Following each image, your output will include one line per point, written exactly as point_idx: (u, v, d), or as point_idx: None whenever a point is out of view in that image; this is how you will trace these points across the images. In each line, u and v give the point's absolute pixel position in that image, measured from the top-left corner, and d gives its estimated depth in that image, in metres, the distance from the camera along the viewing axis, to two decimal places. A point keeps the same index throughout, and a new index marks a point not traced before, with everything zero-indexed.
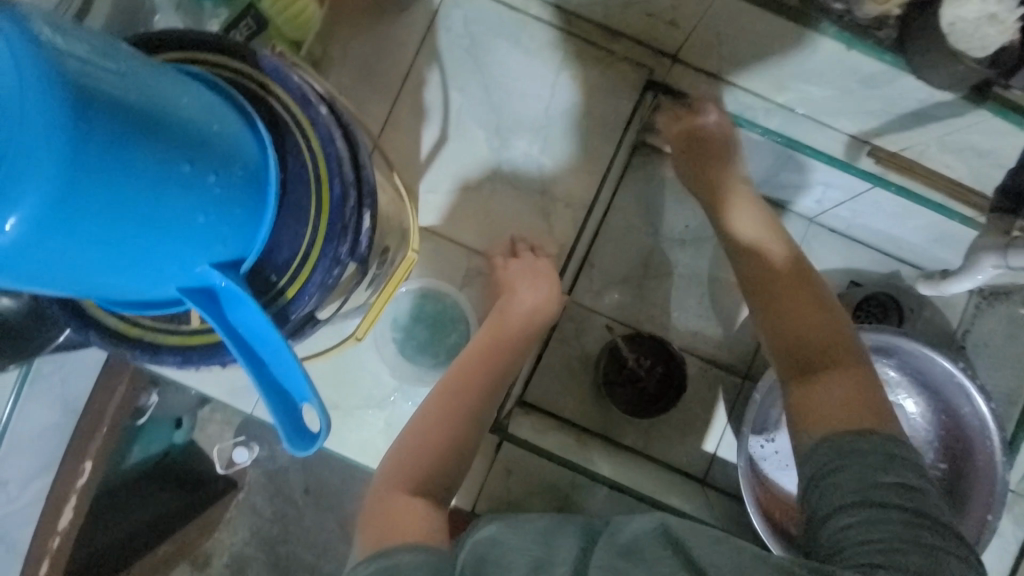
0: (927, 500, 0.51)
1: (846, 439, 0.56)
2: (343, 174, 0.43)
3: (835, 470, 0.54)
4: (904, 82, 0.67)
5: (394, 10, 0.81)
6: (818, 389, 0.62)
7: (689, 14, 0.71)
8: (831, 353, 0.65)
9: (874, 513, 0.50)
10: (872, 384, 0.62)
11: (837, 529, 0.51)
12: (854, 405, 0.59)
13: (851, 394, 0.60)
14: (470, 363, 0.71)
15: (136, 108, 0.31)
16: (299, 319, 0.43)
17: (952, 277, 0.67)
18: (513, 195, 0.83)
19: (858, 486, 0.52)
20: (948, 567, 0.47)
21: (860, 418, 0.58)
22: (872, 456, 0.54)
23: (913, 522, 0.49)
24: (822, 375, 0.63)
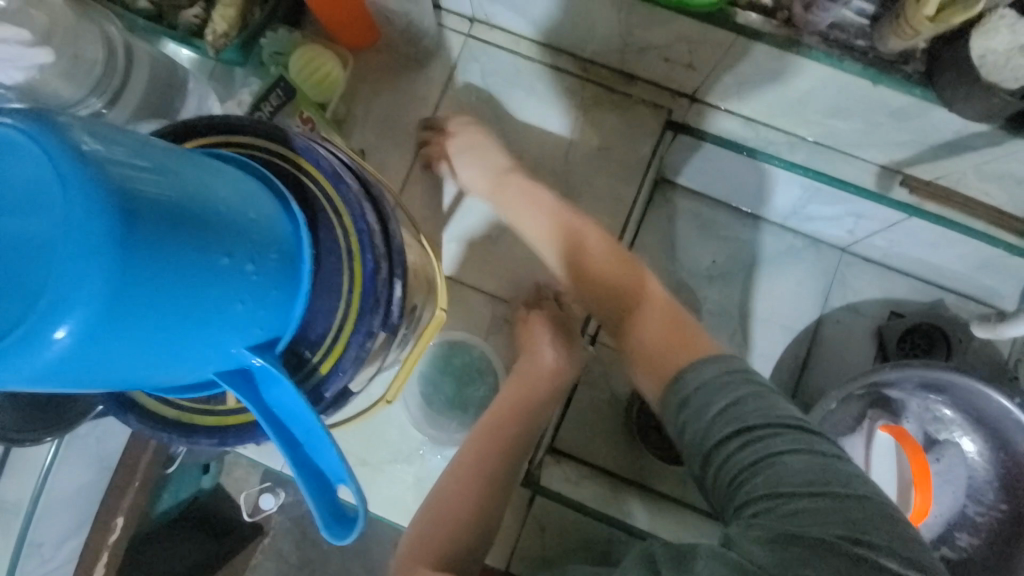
0: (752, 400, 0.50)
1: (674, 388, 0.56)
2: (375, 247, 0.43)
3: (684, 422, 0.53)
4: (938, 115, 0.65)
5: (413, 66, 0.83)
6: (639, 325, 0.74)
7: (706, 58, 0.71)
8: (627, 297, 0.76)
9: (726, 446, 0.48)
10: (669, 312, 0.73)
11: (720, 486, 0.49)
12: (666, 326, 0.72)
13: (658, 319, 0.73)
14: (492, 420, 0.69)
15: (176, 207, 0.31)
16: (333, 395, 0.43)
17: (1009, 321, 0.63)
18: (536, 240, 0.83)
19: (704, 428, 0.50)
20: (809, 464, 0.45)
21: (675, 349, 0.68)
22: (714, 382, 0.53)
23: (764, 435, 0.47)
24: (629, 319, 0.75)
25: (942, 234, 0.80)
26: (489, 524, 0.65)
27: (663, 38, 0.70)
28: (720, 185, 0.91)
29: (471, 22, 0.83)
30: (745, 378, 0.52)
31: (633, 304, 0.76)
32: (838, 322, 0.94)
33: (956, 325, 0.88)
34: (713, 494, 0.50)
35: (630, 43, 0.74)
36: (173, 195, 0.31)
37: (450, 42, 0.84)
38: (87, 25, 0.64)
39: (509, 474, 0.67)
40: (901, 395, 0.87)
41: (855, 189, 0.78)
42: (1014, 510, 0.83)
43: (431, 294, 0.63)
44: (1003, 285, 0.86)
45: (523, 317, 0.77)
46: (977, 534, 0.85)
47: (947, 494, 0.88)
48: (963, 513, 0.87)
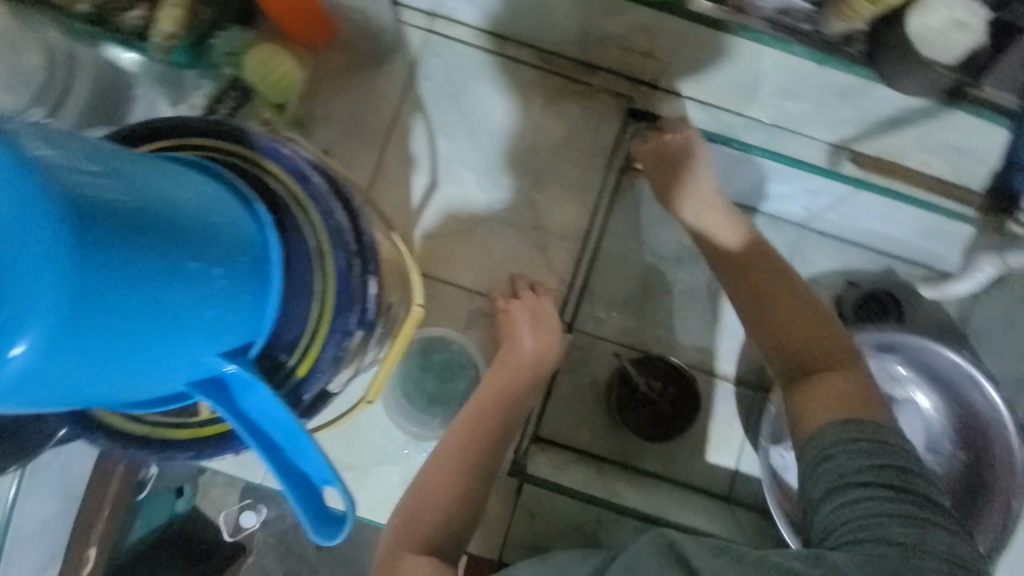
0: (907, 472, 0.51)
1: (827, 429, 0.55)
2: (346, 245, 0.43)
3: (823, 457, 0.54)
4: (877, 91, 0.70)
5: (374, 63, 0.82)
6: (812, 389, 0.60)
7: (663, 46, 0.73)
8: (829, 357, 0.62)
9: (860, 496, 0.49)
10: (863, 385, 0.59)
11: (828, 513, 0.51)
12: (842, 397, 0.58)
13: (841, 388, 0.59)
14: (475, 412, 0.69)
15: (139, 213, 0.30)
16: (312, 397, 0.43)
17: None
18: (509, 232, 0.83)
19: (847, 471, 0.51)
20: (937, 537, 0.47)
21: (857, 411, 0.56)
22: (863, 439, 0.53)
23: (903, 500, 0.49)
24: (819, 376, 0.61)
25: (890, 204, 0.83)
26: (473, 514, 0.65)
27: (621, 27, 0.72)
28: None
29: (430, 17, 0.82)
30: (912, 455, 0.52)
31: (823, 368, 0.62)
32: None
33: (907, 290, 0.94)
34: (820, 520, 0.51)
35: (590, 34, 0.75)
36: (133, 200, 0.30)
37: (410, 37, 0.83)
38: (27, 35, 0.64)
39: (493, 464, 0.67)
40: (860, 358, 0.93)
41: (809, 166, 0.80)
42: (971, 459, 0.89)
43: (407, 290, 0.63)
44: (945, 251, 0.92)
45: (500, 309, 0.77)
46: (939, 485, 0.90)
47: (909, 448, 0.93)
48: (925, 465, 0.92)
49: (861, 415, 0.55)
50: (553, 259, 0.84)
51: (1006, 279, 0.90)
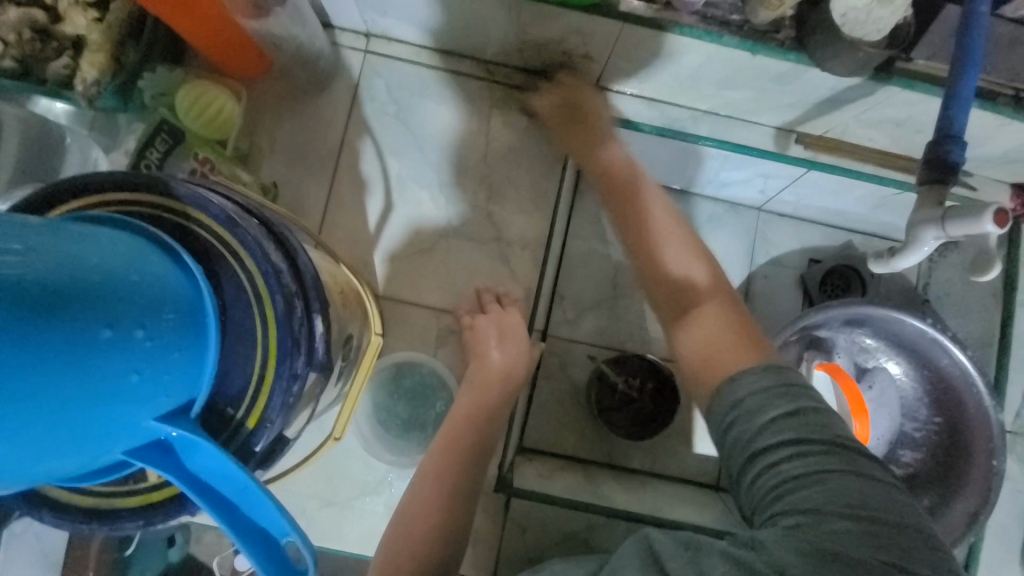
0: (816, 421, 0.50)
1: (715, 399, 0.58)
2: (284, 286, 0.42)
3: (732, 424, 0.54)
4: (811, 75, 0.71)
5: (315, 89, 0.81)
6: (692, 331, 0.67)
7: (600, 47, 0.73)
8: (710, 298, 0.69)
9: (771, 460, 0.49)
10: (739, 318, 0.66)
11: (753, 484, 0.51)
12: (726, 344, 0.63)
13: (719, 329, 0.65)
14: (452, 433, 0.68)
15: (46, 285, 0.29)
16: (266, 448, 0.41)
17: (899, 253, 0.68)
18: (470, 247, 0.82)
19: (754, 435, 0.52)
20: (849, 487, 0.45)
21: (734, 350, 0.61)
22: (756, 397, 0.54)
23: (812, 453, 0.48)
24: (698, 313, 0.68)
25: (840, 181, 0.85)
26: (456, 535, 0.64)
27: (556, 32, 0.72)
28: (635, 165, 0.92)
29: (367, 37, 0.81)
30: (805, 396, 0.52)
31: (700, 306, 0.69)
32: (767, 277, 1.00)
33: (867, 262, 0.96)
34: (746, 493, 0.52)
35: (527, 41, 0.75)
36: (32, 273, 0.29)
37: (348, 60, 0.82)
38: None
39: (472, 483, 0.66)
40: (832, 333, 0.94)
41: (759, 152, 0.82)
42: (947, 421, 0.91)
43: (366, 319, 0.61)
44: (899, 220, 0.94)
45: (468, 326, 0.77)
46: (920, 449, 0.93)
47: (886, 417, 0.95)
48: (903, 432, 0.95)
49: (735, 359, 0.60)
50: (517, 268, 0.83)
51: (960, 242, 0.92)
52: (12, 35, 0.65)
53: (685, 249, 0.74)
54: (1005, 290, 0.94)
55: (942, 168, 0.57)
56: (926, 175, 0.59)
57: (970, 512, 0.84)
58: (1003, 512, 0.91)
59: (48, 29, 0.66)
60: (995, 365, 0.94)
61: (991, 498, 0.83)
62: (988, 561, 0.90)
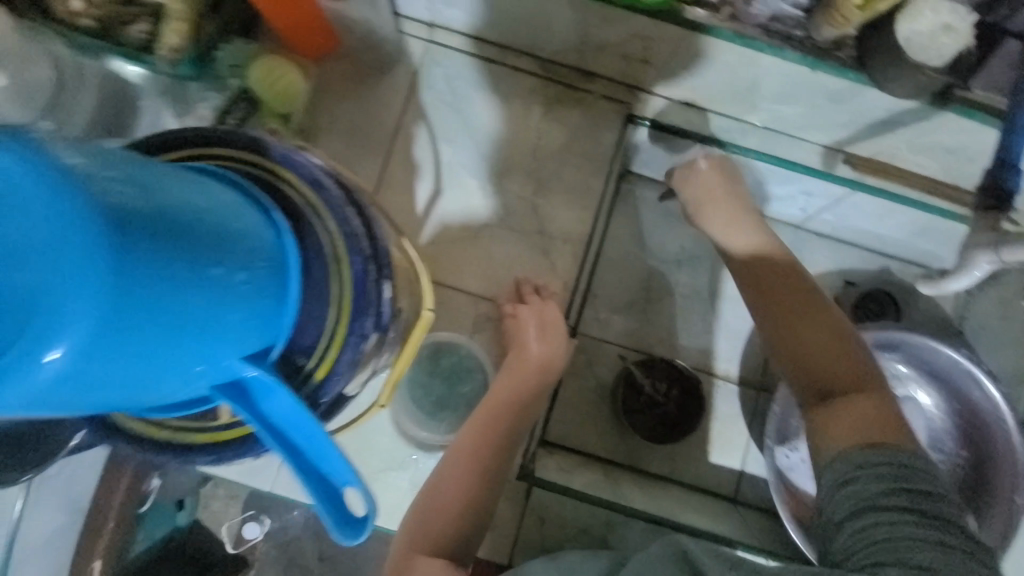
0: (936, 497, 0.50)
1: (841, 455, 0.55)
2: (361, 249, 0.44)
3: (846, 479, 0.53)
4: (866, 96, 0.72)
5: (376, 72, 0.84)
6: (834, 411, 0.60)
7: (660, 53, 0.75)
8: (863, 391, 0.62)
9: (884, 519, 0.48)
10: (892, 409, 0.59)
11: (852, 533, 0.50)
12: (867, 422, 0.57)
13: (866, 415, 0.58)
14: (485, 417, 0.69)
15: (166, 220, 0.31)
16: (330, 400, 0.43)
17: (949, 275, 0.68)
18: (513, 238, 0.84)
19: (873, 494, 0.50)
20: (961, 562, 0.45)
21: (887, 437, 0.56)
22: (883, 465, 0.52)
23: (928, 522, 0.48)
24: (843, 399, 0.61)
25: (884, 205, 0.85)
26: (480, 516, 0.66)
27: (618, 35, 0.73)
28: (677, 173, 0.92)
29: (430, 27, 0.84)
30: (933, 477, 0.52)
31: (848, 392, 0.62)
32: None
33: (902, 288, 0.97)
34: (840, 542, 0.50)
35: (588, 43, 0.77)
36: (161, 209, 0.31)
37: (411, 48, 0.84)
38: (36, 45, 0.62)
39: (501, 468, 0.68)
40: None
41: (804, 168, 0.82)
42: (973, 456, 0.89)
43: (418, 295, 0.62)
44: (941, 248, 0.93)
45: (507, 313, 0.78)
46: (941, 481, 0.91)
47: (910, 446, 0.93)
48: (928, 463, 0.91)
49: (884, 440, 0.55)
50: (556, 263, 0.85)
51: (1001, 276, 0.92)
52: None
53: (835, 334, 0.67)
54: None
55: (999, 194, 0.59)
56: (982, 201, 0.60)
57: (992, 547, 0.82)
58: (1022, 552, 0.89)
59: None
60: None
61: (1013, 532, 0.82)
62: None
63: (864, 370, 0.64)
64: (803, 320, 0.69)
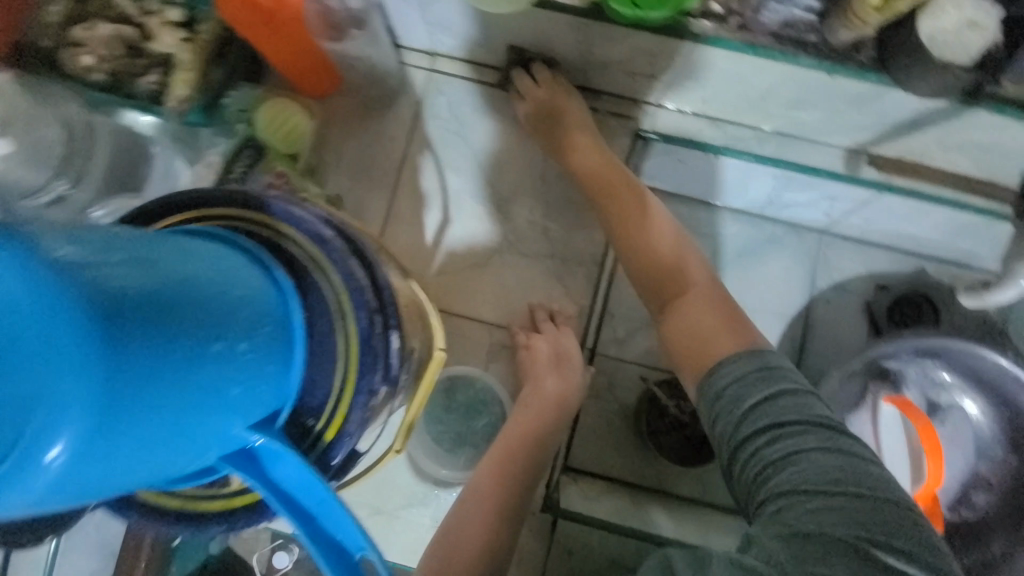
0: (789, 403, 0.51)
1: (699, 396, 0.60)
2: (367, 302, 0.43)
3: (716, 414, 0.55)
4: (891, 97, 0.68)
5: (381, 106, 0.84)
6: (682, 318, 0.68)
7: (665, 67, 0.73)
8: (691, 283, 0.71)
9: (749, 449, 0.50)
10: (723, 305, 0.68)
11: (741, 476, 0.50)
12: (712, 332, 0.65)
13: (706, 313, 0.68)
14: (504, 451, 0.68)
15: (160, 299, 0.30)
16: (341, 461, 0.42)
17: (993, 286, 0.63)
18: (524, 262, 0.82)
19: (733, 424, 0.52)
20: (820, 464, 0.46)
21: (727, 336, 0.63)
22: (737, 382, 0.55)
23: (784, 435, 0.49)
24: (684, 303, 0.70)
25: (911, 204, 0.85)
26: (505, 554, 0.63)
27: (621, 53, 0.72)
28: (689, 182, 0.91)
29: (432, 56, 0.84)
30: (778, 375, 0.54)
31: (686, 292, 0.71)
32: (829, 302, 0.95)
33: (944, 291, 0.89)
34: (736, 485, 0.51)
35: (591, 61, 0.75)
36: (152, 288, 0.30)
37: (413, 78, 0.84)
38: (44, 109, 0.64)
39: (523, 503, 0.66)
40: (900, 365, 0.87)
41: (827, 173, 0.84)
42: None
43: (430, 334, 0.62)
44: (983, 248, 0.89)
45: (522, 342, 0.77)
46: (992, 491, 0.86)
47: (957, 458, 0.88)
48: (975, 473, 0.87)
49: (713, 347, 0.63)
50: (569, 285, 0.83)
51: None
52: (106, 51, 0.71)
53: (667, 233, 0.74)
54: None
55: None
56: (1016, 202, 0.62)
57: None
58: None
59: (139, 45, 0.71)
60: None
61: None
62: None
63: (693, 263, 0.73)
64: (647, 224, 0.75)
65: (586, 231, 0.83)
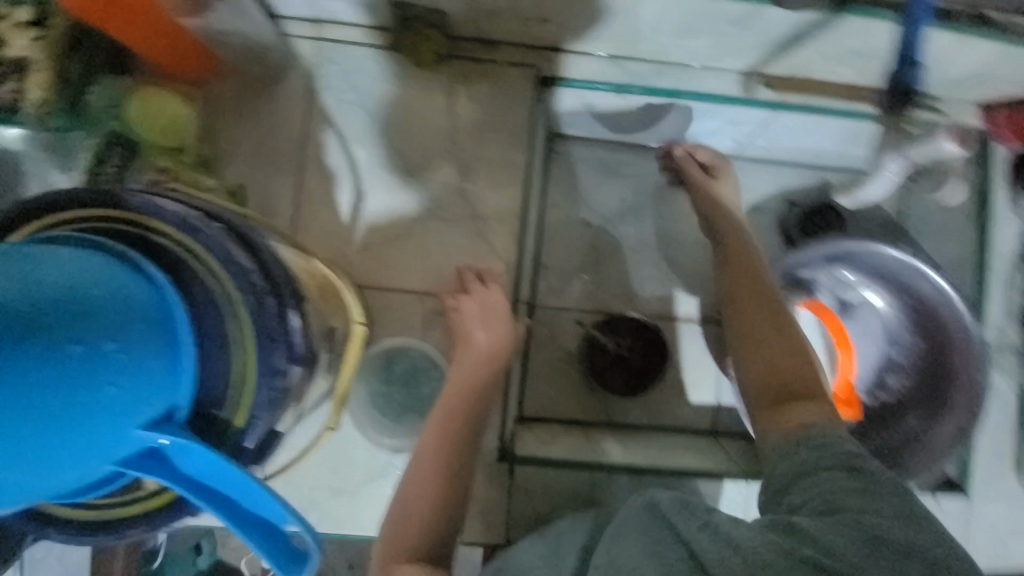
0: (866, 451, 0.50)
1: (778, 442, 0.53)
2: (256, 287, 0.43)
3: (789, 438, 0.52)
4: (770, 13, 0.69)
5: (270, 83, 0.79)
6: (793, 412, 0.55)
7: (553, 8, 0.71)
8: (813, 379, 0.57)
9: (819, 470, 0.48)
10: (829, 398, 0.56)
11: (796, 487, 0.49)
12: (815, 412, 0.54)
13: (817, 409, 0.55)
14: (444, 413, 0.69)
15: (7, 313, 0.29)
16: (256, 443, 0.43)
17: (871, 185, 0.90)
18: (446, 228, 0.82)
19: (811, 448, 0.50)
20: (890, 502, 0.45)
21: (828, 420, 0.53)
22: (824, 427, 0.52)
23: (860, 471, 0.48)
24: (799, 391, 0.56)
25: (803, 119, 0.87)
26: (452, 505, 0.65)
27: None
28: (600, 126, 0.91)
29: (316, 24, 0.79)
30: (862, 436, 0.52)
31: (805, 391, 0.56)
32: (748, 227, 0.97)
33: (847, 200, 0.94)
34: (783, 496, 0.50)
35: (479, 10, 0.73)
36: None
37: (299, 49, 0.79)
38: None
39: (467, 456, 0.68)
40: (813, 274, 0.94)
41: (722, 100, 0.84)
42: (931, 345, 0.91)
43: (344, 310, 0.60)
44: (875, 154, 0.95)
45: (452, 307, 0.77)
46: (906, 374, 0.94)
47: (870, 349, 0.97)
48: (889, 360, 0.95)
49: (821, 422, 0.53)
50: (494, 243, 0.83)
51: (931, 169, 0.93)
52: None
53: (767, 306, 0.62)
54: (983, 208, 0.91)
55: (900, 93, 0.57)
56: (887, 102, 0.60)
57: (959, 428, 0.85)
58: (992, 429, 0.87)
59: None
60: (975, 285, 0.89)
61: (976, 412, 0.84)
62: (984, 474, 0.88)
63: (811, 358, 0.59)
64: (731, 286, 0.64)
65: (502, 187, 0.83)
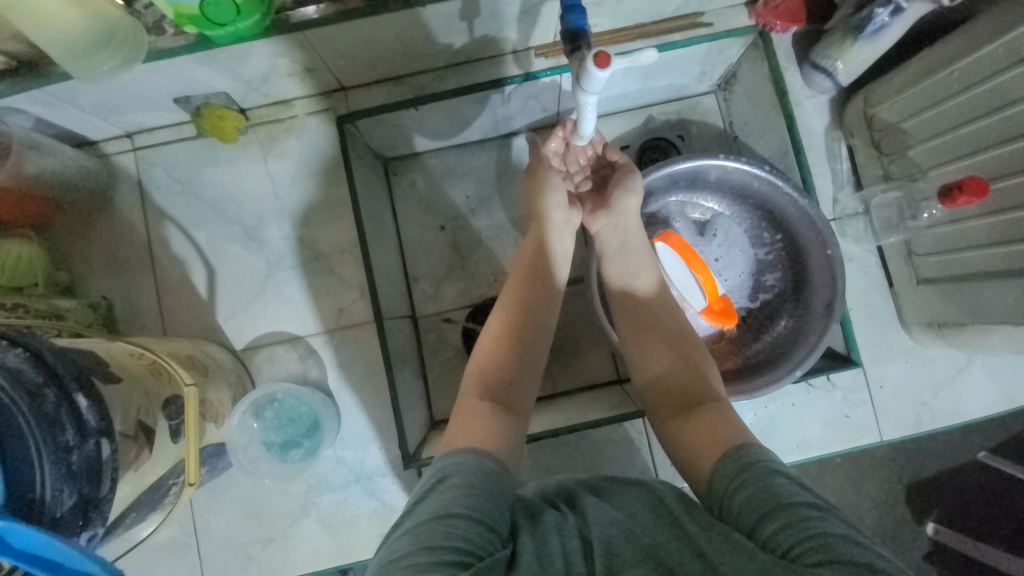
0: (809, 493, 0.49)
1: (722, 470, 0.55)
2: (28, 381, 0.49)
3: (738, 475, 0.52)
4: (488, 2, 0.71)
5: (106, 201, 0.89)
6: (689, 424, 0.63)
7: (307, 58, 0.76)
8: (707, 394, 0.66)
9: (787, 515, 0.46)
10: (727, 417, 0.62)
11: (773, 533, 0.45)
12: (708, 431, 0.61)
13: (708, 422, 0.62)
14: (552, 261, 0.77)
15: None
16: (71, 511, 0.50)
17: (650, 96, 0.98)
18: (297, 276, 0.89)
19: (764, 491, 0.49)
20: (866, 552, 0.42)
21: (721, 440, 0.59)
22: (759, 461, 0.53)
23: (819, 516, 0.46)
24: (697, 411, 0.64)
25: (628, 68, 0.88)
26: (515, 384, 0.70)
27: (262, 65, 0.76)
28: (408, 134, 0.94)
29: (130, 137, 0.88)
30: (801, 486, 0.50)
31: (704, 403, 0.65)
32: None
33: (699, 134, 1.01)
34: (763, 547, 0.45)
35: (250, 81, 0.79)
36: None
37: (122, 163, 0.88)
38: None
39: (533, 330, 0.73)
40: (660, 205, 0.96)
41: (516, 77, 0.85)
42: (784, 232, 0.93)
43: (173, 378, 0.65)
44: (688, 80, 0.96)
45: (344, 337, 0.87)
46: (777, 268, 0.96)
47: (740, 256, 0.97)
48: (759, 260, 0.97)
49: (726, 446, 0.57)
50: (346, 276, 0.89)
51: (737, 73, 0.94)
52: None
53: (677, 337, 0.72)
54: (794, 91, 0.89)
55: (571, 37, 0.61)
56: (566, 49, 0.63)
57: (828, 302, 0.86)
58: (858, 297, 0.88)
59: None
60: (798, 171, 0.89)
61: (838, 284, 0.84)
62: (875, 342, 0.88)
63: (708, 384, 0.67)
64: (645, 312, 0.75)
65: (338, 224, 0.90)
